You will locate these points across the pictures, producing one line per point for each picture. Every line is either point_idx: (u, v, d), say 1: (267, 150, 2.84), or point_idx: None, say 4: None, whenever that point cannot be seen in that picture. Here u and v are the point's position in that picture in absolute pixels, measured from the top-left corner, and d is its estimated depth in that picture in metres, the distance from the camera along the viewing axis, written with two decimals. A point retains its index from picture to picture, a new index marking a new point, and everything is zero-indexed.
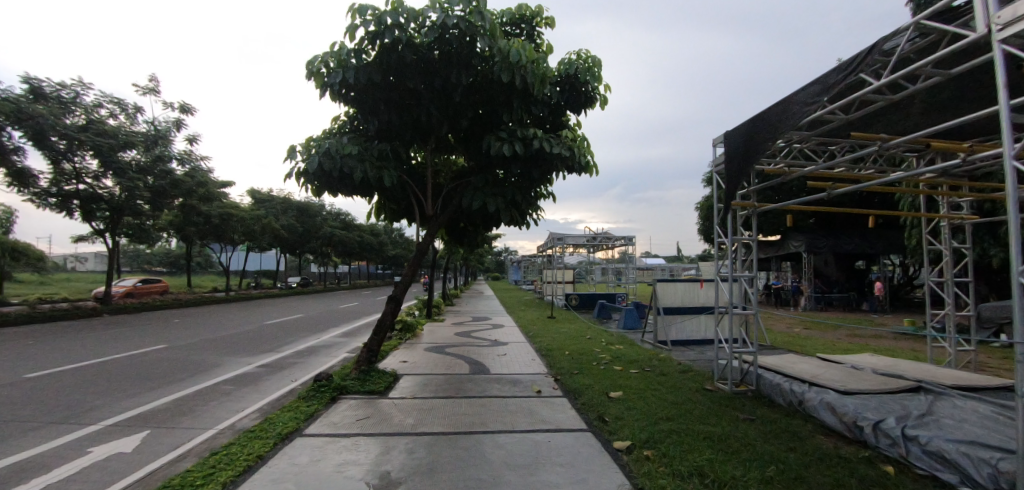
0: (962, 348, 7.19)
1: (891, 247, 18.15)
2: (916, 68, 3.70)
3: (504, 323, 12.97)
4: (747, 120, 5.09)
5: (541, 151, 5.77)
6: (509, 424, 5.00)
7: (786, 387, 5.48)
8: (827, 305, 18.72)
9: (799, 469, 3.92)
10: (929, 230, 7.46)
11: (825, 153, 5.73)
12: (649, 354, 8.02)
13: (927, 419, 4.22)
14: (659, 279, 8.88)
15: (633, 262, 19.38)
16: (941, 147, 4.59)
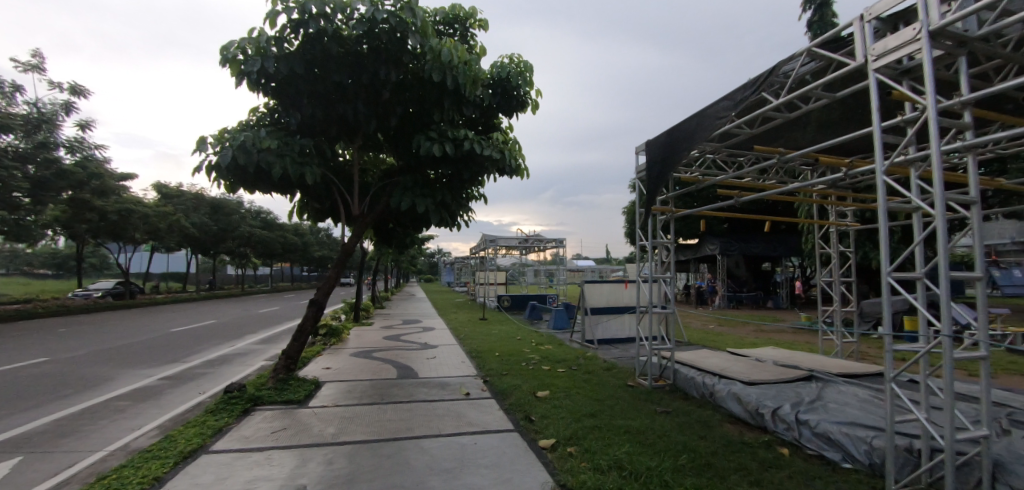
0: (845, 341, 8.12)
1: (791, 250, 20.13)
2: (808, 90, 4.15)
3: (435, 325, 12.78)
4: (665, 129, 5.40)
5: (472, 152, 5.75)
6: (436, 428, 4.91)
7: (698, 380, 5.83)
8: (737, 303, 20.45)
9: (708, 456, 4.20)
10: (821, 236, 8.36)
11: (735, 163, 6.19)
12: (576, 353, 8.25)
13: (816, 404, 4.70)
14: (586, 280, 9.17)
15: (563, 264, 19.88)
16: (828, 161, 5.13)
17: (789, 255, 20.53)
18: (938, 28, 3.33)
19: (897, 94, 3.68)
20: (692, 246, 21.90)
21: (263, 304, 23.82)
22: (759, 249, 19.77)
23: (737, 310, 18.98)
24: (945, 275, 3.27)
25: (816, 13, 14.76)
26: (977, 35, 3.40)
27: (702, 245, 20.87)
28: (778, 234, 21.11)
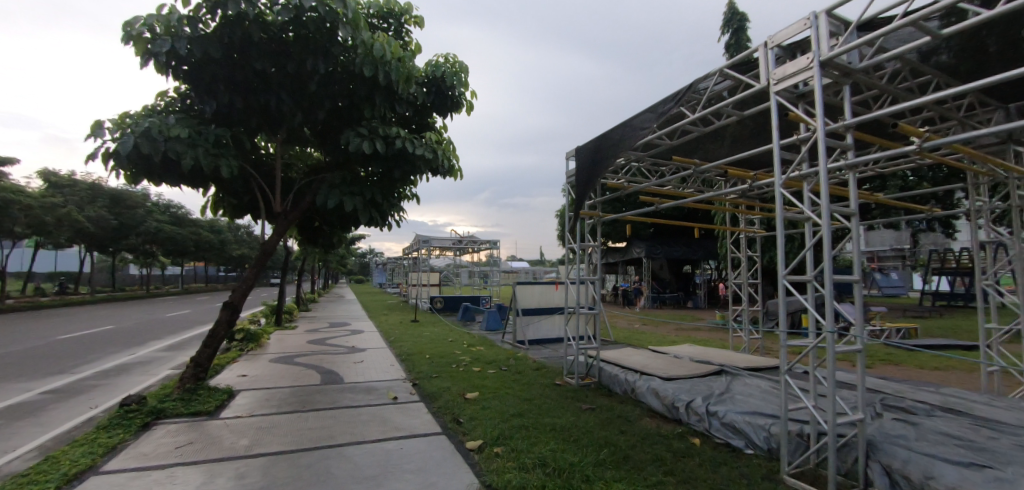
0: (752, 338, 8.90)
1: (708, 254, 21.74)
2: (720, 107, 4.50)
3: (363, 328, 12.36)
4: (594, 137, 5.61)
5: (404, 151, 5.63)
6: (360, 434, 4.75)
7: (621, 377, 6.11)
8: (661, 303, 21.76)
9: (627, 449, 4.42)
10: (733, 241, 9.09)
11: (657, 172, 6.57)
12: (506, 354, 8.35)
13: (724, 396, 5.10)
14: (518, 281, 9.33)
15: (498, 265, 20.05)
16: (736, 174, 5.59)
17: (706, 259, 22.15)
18: (828, 58, 3.75)
19: (793, 115, 4.10)
20: (622, 249, 22.94)
21: (170, 307, 21.65)
22: (681, 252, 21.16)
23: (660, 310, 20.19)
24: (829, 277, 3.69)
25: (733, 36, 16.04)
26: (859, 67, 3.87)
27: (629, 248, 21.95)
28: (698, 239, 22.71)
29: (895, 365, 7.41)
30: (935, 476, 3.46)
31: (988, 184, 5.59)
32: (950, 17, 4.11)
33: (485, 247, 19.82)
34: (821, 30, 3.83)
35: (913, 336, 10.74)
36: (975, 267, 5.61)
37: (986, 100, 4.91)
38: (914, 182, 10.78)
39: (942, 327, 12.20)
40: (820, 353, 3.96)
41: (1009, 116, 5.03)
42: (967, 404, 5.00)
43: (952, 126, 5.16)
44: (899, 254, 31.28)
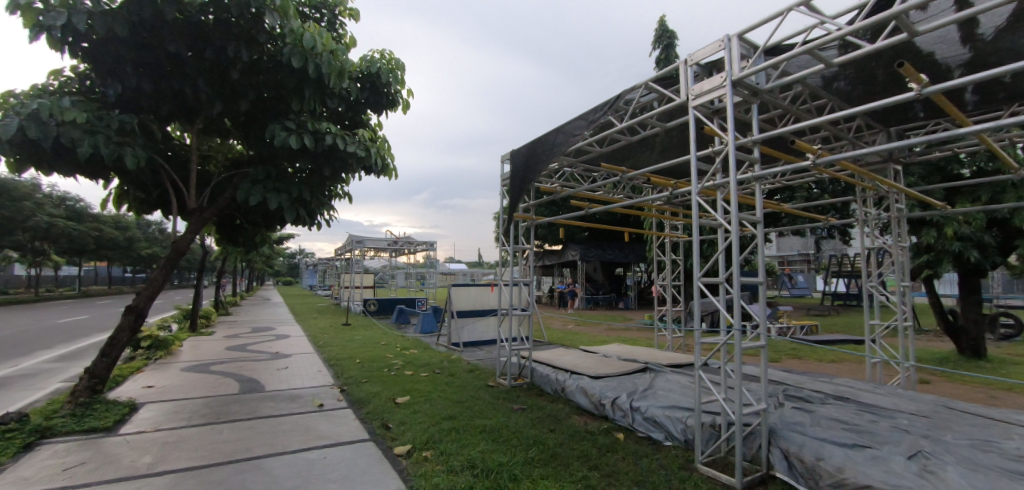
0: (676, 336, 9.46)
1: (639, 257, 22.87)
2: (644, 118, 4.76)
3: (290, 333, 11.74)
4: (528, 141, 5.72)
5: (334, 148, 5.42)
6: (281, 445, 4.52)
7: (552, 376, 6.25)
8: (594, 304, 22.56)
9: (555, 447, 4.55)
10: (660, 245, 9.62)
11: (588, 177, 6.82)
12: (440, 356, 8.30)
13: (647, 392, 5.37)
14: (453, 283, 9.34)
15: (435, 267, 19.84)
16: (659, 181, 5.93)
17: (637, 262, 23.27)
18: (738, 78, 4.10)
19: (708, 129, 4.41)
20: (557, 251, 23.54)
21: (61, 312, 19.27)
22: (613, 255, 22.05)
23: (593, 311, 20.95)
24: (736, 279, 3.99)
25: (663, 51, 16.95)
26: (765, 88, 4.23)
27: (565, 251, 22.55)
28: (629, 242, 23.77)
29: (797, 359, 8.18)
30: (824, 457, 3.87)
31: (873, 198, 6.30)
32: (842, 48, 4.60)
33: (421, 249, 19.52)
34: (733, 52, 4.18)
35: (814, 332, 11.92)
36: (862, 270, 6.29)
37: (871, 123, 5.54)
38: (816, 193, 11.96)
39: (839, 324, 13.64)
40: (729, 349, 4.26)
41: (889, 138, 5.72)
42: (852, 392, 5.63)
43: (844, 145, 5.77)
44: (805, 259, 34.59)
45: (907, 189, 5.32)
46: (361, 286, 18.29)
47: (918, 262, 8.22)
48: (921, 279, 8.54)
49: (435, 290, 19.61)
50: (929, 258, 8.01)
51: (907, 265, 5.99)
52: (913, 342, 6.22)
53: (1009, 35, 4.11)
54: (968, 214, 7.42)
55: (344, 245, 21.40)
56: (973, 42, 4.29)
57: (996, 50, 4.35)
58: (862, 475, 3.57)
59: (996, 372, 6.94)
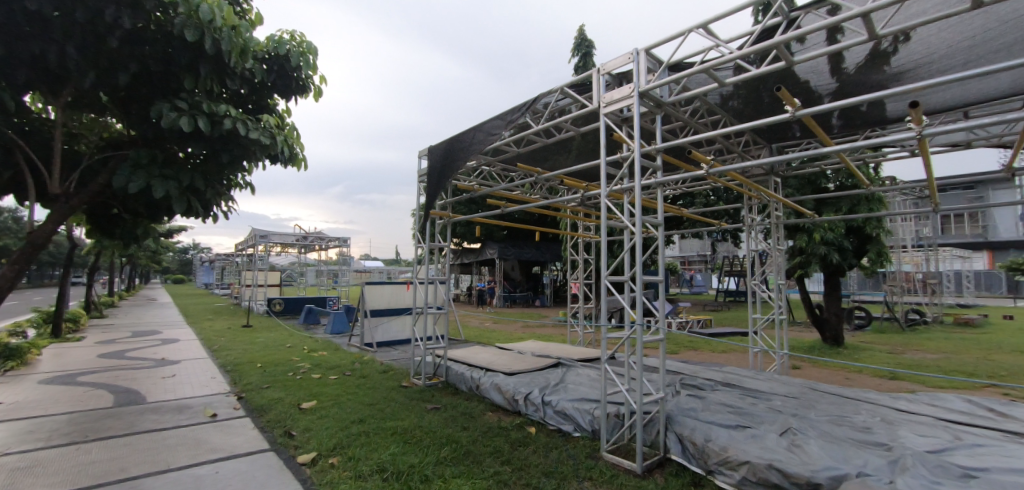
0: (586, 332, 9.93)
1: (555, 256, 23.68)
2: (559, 122, 4.93)
3: (177, 336, 10.55)
4: (446, 138, 5.67)
5: (233, 133, 4.72)
6: (164, 462, 4.03)
7: (467, 375, 6.24)
8: (511, 302, 22.97)
9: (468, 444, 4.55)
10: (574, 245, 10.01)
11: (507, 177, 6.91)
12: (351, 357, 7.95)
13: (558, 386, 5.56)
14: (367, 281, 8.99)
15: (349, 265, 18.97)
16: (572, 183, 6.17)
17: (553, 260, 24.08)
18: (645, 90, 4.38)
19: (616, 136, 4.66)
20: (476, 250, 23.58)
21: None
22: (531, 254, 22.62)
23: (510, 308, 21.34)
24: (639, 277, 4.25)
25: (581, 59, 17.64)
26: (668, 101, 4.57)
27: (484, 249, 22.66)
28: (546, 241, 24.51)
29: (693, 350, 8.98)
30: (712, 438, 4.29)
31: (757, 205, 7.06)
32: (735, 70, 5.07)
33: (335, 245, 18.55)
34: (641, 64, 4.44)
35: (707, 326, 13.16)
36: (748, 270, 7.01)
37: (756, 139, 6.19)
38: (711, 200, 13.18)
39: (728, 318, 15.20)
40: (633, 342, 4.52)
41: (770, 153, 6.43)
42: (738, 378, 6.28)
43: (734, 157, 6.38)
44: (702, 259, 38.03)
45: (783, 199, 6.02)
46: (265, 285, 16.95)
47: (792, 263, 9.35)
48: (795, 279, 9.66)
49: (349, 288, 18.73)
50: (801, 260, 9.10)
51: (783, 266, 6.78)
52: (787, 333, 7.06)
53: (865, 71, 4.81)
54: (831, 222, 8.57)
55: (244, 240, 19.62)
56: (839, 75, 4.96)
57: (856, 84, 5.07)
58: (742, 452, 4.01)
59: (847, 357, 8.14)
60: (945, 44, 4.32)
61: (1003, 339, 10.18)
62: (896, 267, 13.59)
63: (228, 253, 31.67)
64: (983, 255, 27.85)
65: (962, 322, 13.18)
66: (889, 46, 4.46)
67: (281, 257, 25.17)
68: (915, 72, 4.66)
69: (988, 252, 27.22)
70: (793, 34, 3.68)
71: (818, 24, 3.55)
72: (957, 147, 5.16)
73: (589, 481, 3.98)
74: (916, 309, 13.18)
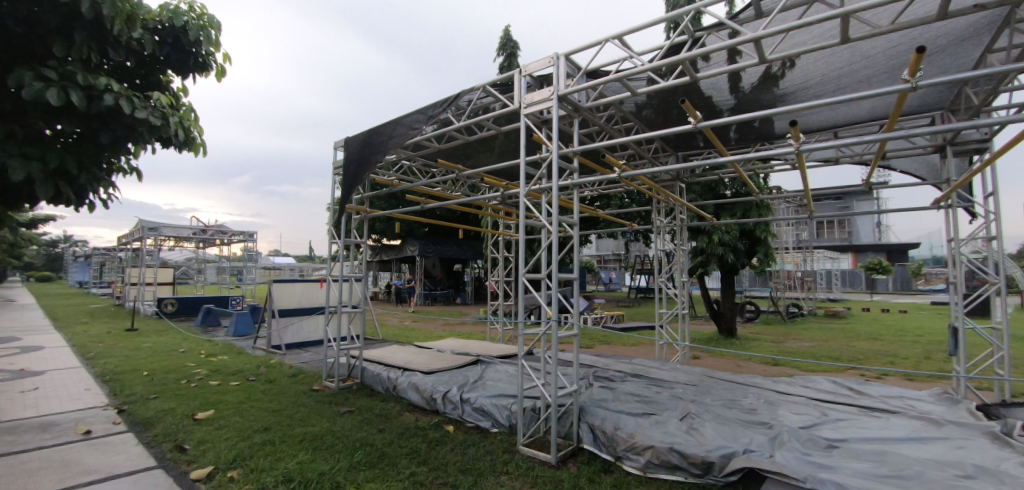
0: (507, 329, 10.07)
1: (476, 254, 23.67)
2: (480, 120, 4.95)
3: (37, 343, 9.08)
4: (365, 129, 5.45)
5: (116, 112, 3.28)
6: (22, 489, 3.45)
7: (384, 375, 6.05)
8: (432, 300, 22.53)
9: (384, 447, 4.40)
10: (496, 243, 10.08)
11: (429, 173, 6.81)
12: (256, 361, 7.38)
13: (477, 384, 5.58)
14: (274, 279, 8.37)
15: (256, 261, 17.54)
16: (492, 181, 6.22)
17: (475, 258, 24.06)
18: (563, 94, 4.52)
19: (536, 136, 4.77)
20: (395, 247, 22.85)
21: None
22: (452, 252, 22.47)
23: (432, 307, 21.04)
24: (555, 275, 4.37)
25: (506, 59, 17.84)
26: (586, 106, 4.75)
27: (403, 247, 21.95)
28: (468, 239, 24.47)
29: (607, 344, 9.46)
30: (620, 426, 4.55)
31: (665, 208, 7.59)
32: (648, 81, 5.40)
33: (239, 239, 17.06)
34: (561, 69, 4.58)
35: (621, 321, 13.94)
36: (656, 269, 7.51)
37: (665, 147, 6.65)
38: (625, 202, 13.96)
39: (639, 313, 16.19)
40: (548, 337, 4.65)
41: (677, 160, 6.94)
42: (646, 369, 6.72)
43: (645, 163, 6.81)
44: (618, 258, 40.11)
45: (687, 203, 6.53)
46: (154, 283, 15.15)
47: (694, 262, 10.08)
48: (697, 277, 10.41)
49: (255, 287, 17.32)
50: (702, 260, 9.84)
51: (686, 264, 7.37)
52: (688, 326, 7.67)
53: (758, 91, 5.36)
54: (728, 226, 9.43)
55: (129, 233, 17.34)
56: (736, 92, 5.47)
57: (750, 103, 5.63)
58: (647, 438, 4.30)
59: (738, 347, 9.05)
60: (820, 73, 4.94)
61: (858, 328, 11.93)
62: (780, 266, 15.33)
63: (109, 247, 27.85)
64: (847, 257, 32.21)
65: (830, 314, 15.19)
66: (778, 70, 4.99)
67: (175, 252, 22.65)
68: (797, 94, 5.28)
69: (851, 254, 31.67)
70: (697, 52, 4.01)
71: (718, 44, 3.90)
72: (829, 162, 5.91)
73: (506, 475, 4.05)
74: (795, 303, 14.96)
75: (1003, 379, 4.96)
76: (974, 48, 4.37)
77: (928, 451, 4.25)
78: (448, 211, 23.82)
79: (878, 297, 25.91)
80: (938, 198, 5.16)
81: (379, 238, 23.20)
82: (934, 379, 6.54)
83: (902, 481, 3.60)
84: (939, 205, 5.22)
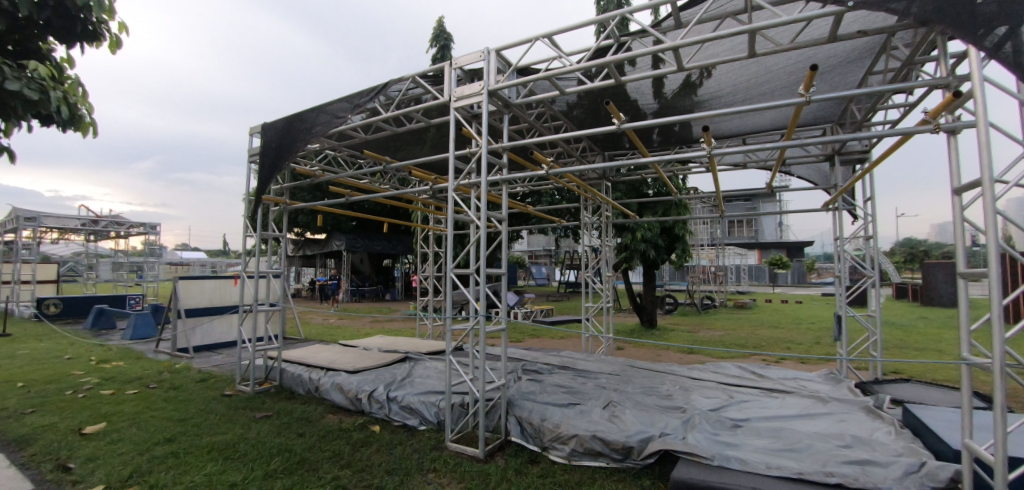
0: (436, 325, 9.98)
1: (407, 249, 23.13)
2: (409, 111, 4.82)
3: None
4: (284, 116, 5.12)
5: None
6: None
7: (305, 376, 5.78)
8: (360, 297, 21.70)
9: (303, 452, 4.21)
10: (426, 238, 9.91)
11: (355, 163, 6.55)
12: (158, 367, 6.76)
13: (404, 382, 5.50)
14: (180, 276, 7.70)
15: (160, 257, 15.88)
16: (421, 175, 6.10)
17: (406, 253, 23.51)
18: (493, 89, 4.52)
19: (465, 131, 4.72)
20: (320, 240, 21.68)
21: None
22: (382, 246, 21.79)
23: (360, 303, 20.32)
24: (483, 270, 4.37)
25: (438, 51, 17.46)
26: (515, 103, 4.78)
27: (328, 241, 20.91)
28: (399, 234, 23.88)
29: (536, 338, 9.68)
30: (547, 417, 4.68)
31: (592, 206, 7.87)
32: (576, 82, 5.53)
33: (139, 231, 15.41)
34: (491, 64, 4.57)
35: (550, 315, 14.32)
36: (583, 264, 7.77)
37: (592, 147, 6.88)
38: (554, 199, 14.29)
39: (568, 308, 16.69)
40: (476, 332, 4.66)
41: (603, 159, 7.20)
42: (573, 361, 6.96)
43: (573, 160, 7.00)
44: (549, 253, 40.98)
45: (612, 201, 6.81)
46: (32, 281, 13.28)
47: (619, 258, 10.50)
48: (621, 272, 10.89)
49: (159, 284, 15.73)
50: (625, 256, 10.30)
51: (611, 259, 7.70)
52: (612, 318, 8.03)
53: (679, 97, 5.68)
54: (649, 223, 9.95)
55: None
56: (660, 97, 5.75)
57: (672, 108, 5.96)
58: (572, 427, 4.47)
59: (656, 337, 9.64)
60: (731, 83, 5.32)
61: (762, 317, 13.12)
62: (696, 262, 16.45)
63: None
64: (754, 252, 35.23)
65: (738, 305, 16.55)
66: (696, 79, 5.30)
67: (59, 245, 19.93)
68: (712, 101, 5.66)
69: (757, 250, 34.76)
70: (622, 57, 4.16)
71: (641, 50, 4.06)
72: (738, 167, 6.41)
73: (433, 473, 4.03)
74: (708, 296, 16.13)
75: (875, 360, 5.70)
76: (857, 69, 4.93)
77: (815, 425, 4.80)
78: (379, 204, 23.10)
79: (779, 289, 28.64)
80: (827, 202, 5.79)
81: (303, 232, 21.94)
82: (821, 362, 7.39)
83: (794, 453, 4.03)
84: (829, 207, 5.85)
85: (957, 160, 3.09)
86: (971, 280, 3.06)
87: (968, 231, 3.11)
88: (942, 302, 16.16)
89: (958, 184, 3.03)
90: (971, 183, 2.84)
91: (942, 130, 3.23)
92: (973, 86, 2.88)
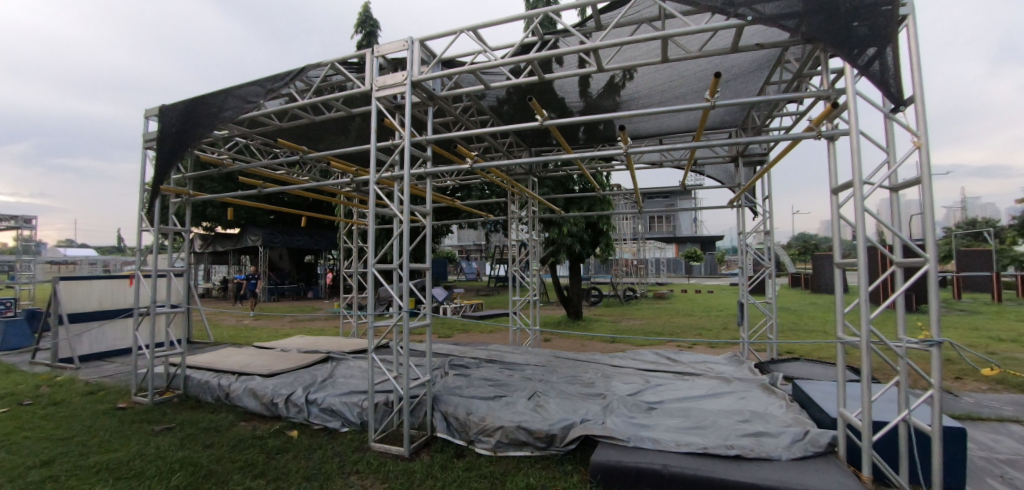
0: (361, 323, 9.70)
1: (331, 244, 22.14)
2: (328, 99, 4.59)
3: None
4: (185, 98, 4.69)
5: None
6: None
7: (214, 383, 5.42)
8: (279, 295, 20.57)
9: (210, 464, 3.96)
10: (350, 233, 9.52)
11: (270, 152, 6.14)
12: (32, 381, 6.01)
13: (325, 383, 5.33)
14: (60, 277, 6.86)
15: (38, 255, 13.94)
16: (342, 166, 5.85)
17: (330, 248, 22.50)
18: (417, 80, 4.41)
19: (388, 122, 4.58)
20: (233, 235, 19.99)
21: None
22: (302, 241, 20.70)
23: (280, 302, 19.26)
24: (407, 266, 4.30)
25: (365, 37, 16.69)
26: (440, 95, 4.70)
27: (241, 235, 19.35)
28: (322, 228, 22.78)
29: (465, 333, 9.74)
30: (472, 411, 4.74)
31: (520, 200, 7.98)
32: (504, 77, 5.56)
33: (9, 226, 13.42)
34: (415, 54, 4.46)
35: (478, 310, 14.44)
36: (512, 258, 7.88)
37: (519, 142, 6.96)
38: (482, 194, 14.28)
39: (497, 302, 16.90)
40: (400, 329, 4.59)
41: (530, 155, 7.29)
42: (500, 354, 7.08)
43: (500, 156, 7.02)
44: (481, 247, 41.02)
45: (538, 197, 6.95)
46: None
47: (546, 252, 10.74)
48: (549, 266, 11.16)
49: (36, 286, 13.83)
50: (552, 250, 10.55)
51: (538, 254, 7.87)
52: (539, 311, 8.23)
53: (604, 96, 5.87)
54: (575, 218, 10.26)
55: None
56: (585, 96, 5.93)
57: (596, 106, 6.16)
58: (497, 419, 4.57)
59: (580, 329, 10.05)
60: (651, 85, 5.59)
61: (677, 307, 14.09)
62: (619, 255, 17.22)
63: None
64: (673, 246, 37.53)
65: (657, 296, 17.58)
66: (619, 80, 5.52)
67: None
68: (633, 101, 5.92)
69: (676, 243, 37.10)
70: (545, 54, 4.22)
71: (564, 49, 4.15)
72: (656, 165, 6.78)
73: (355, 475, 3.96)
74: (629, 288, 16.99)
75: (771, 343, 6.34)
76: (757, 79, 5.39)
77: (719, 404, 5.27)
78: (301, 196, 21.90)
79: (695, 280, 30.79)
80: (732, 199, 6.30)
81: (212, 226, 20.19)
82: (726, 346, 8.10)
83: (699, 431, 4.40)
84: (733, 204, 6.38)
85: (834, 163, 3.49)
86: (846, 269, 3.48)
87: (843, 227, 3.53)
88: (827, 290, 18.23)
89: (835, 184, 3.43)
90: (845, 183, 3.22)
91: (823, 136, 3.63)
92: (848, 99, 3.25)
